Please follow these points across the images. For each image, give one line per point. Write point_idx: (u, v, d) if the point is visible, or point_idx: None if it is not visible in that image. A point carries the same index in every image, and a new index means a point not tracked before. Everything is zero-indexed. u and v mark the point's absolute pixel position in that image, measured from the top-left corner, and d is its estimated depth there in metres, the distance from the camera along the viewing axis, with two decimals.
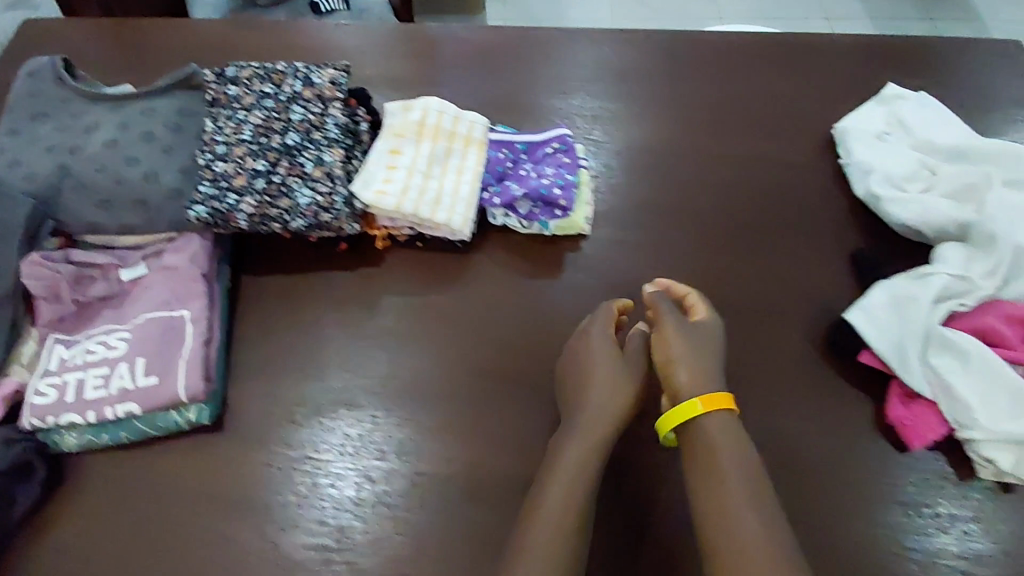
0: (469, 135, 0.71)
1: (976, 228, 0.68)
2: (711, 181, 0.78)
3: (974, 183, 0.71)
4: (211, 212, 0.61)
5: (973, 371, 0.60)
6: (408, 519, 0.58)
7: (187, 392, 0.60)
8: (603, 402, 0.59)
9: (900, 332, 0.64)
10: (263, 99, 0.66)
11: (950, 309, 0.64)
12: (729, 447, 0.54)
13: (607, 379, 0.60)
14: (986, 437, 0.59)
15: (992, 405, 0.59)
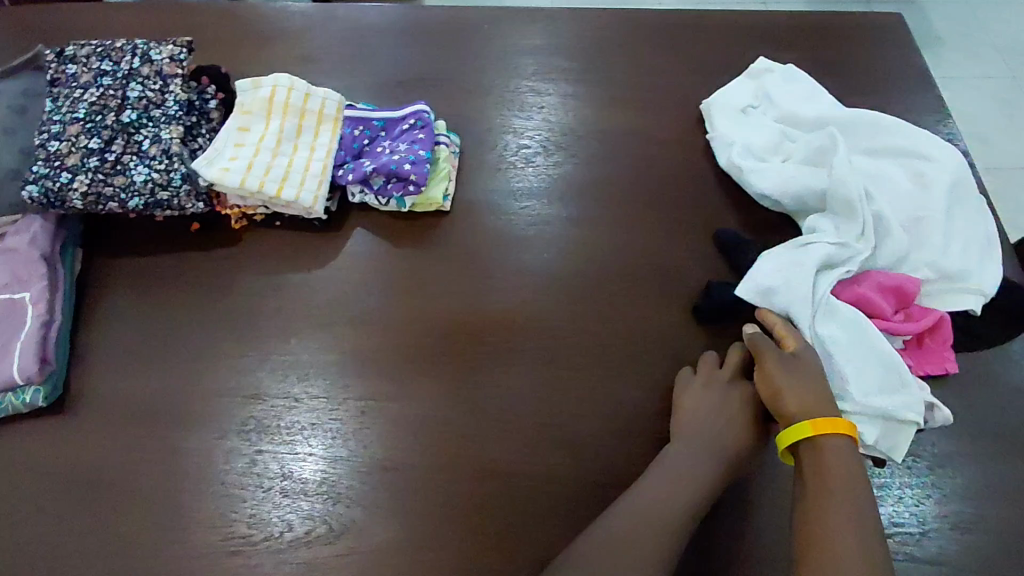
0: (322, 112, 0.71)
1: (831, 197, 0.68)
2: (581, 157, 0.78)
3: (824, 147, 0.71)
4: (44, 191, 0.61)
5: (852, 343, 0.61)
6: (344, 495, 0.59)
7: (22, 374, 0.59)
8: (723, 424, 0.60)
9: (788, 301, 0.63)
10: (100, 77, 0.65)
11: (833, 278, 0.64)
12: (854, 470, 0.53)
13: (728, 416, 0.60)
14: (857, 410, 0.60)
15: (864, 376, 0.61)
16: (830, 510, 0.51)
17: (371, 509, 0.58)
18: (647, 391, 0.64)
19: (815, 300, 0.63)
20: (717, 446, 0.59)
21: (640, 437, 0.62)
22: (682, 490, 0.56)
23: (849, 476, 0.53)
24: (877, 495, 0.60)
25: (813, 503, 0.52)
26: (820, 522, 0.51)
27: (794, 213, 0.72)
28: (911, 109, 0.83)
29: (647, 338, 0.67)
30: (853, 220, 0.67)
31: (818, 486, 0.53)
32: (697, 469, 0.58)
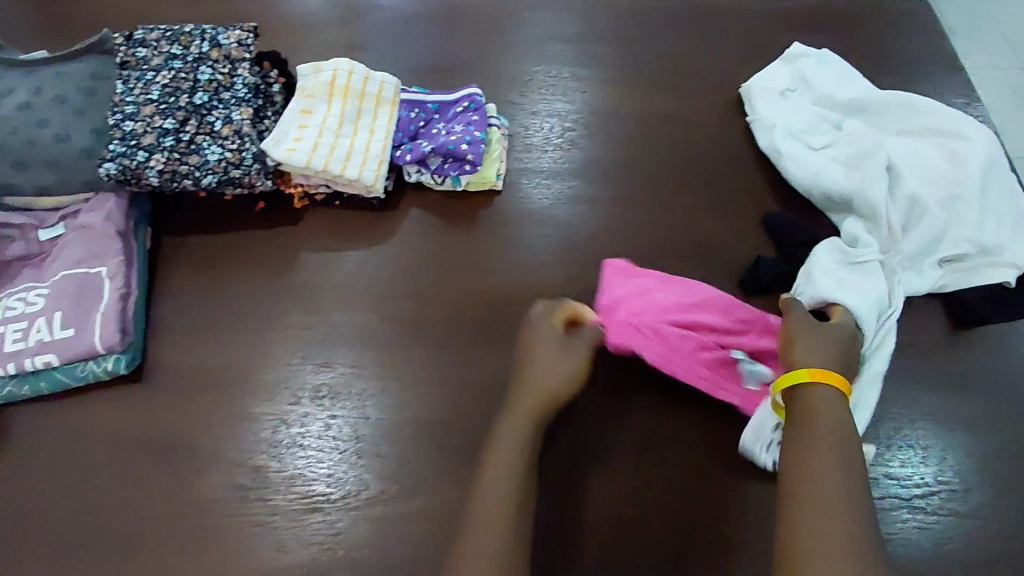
0: (380, 95, 0.73)
1: (856, 198, 0.70)
2: (623, 140, 0.81)
3: (865, 150, 0.73)
4: (122, 168, 0.64)
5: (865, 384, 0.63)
6: (357, 458, 0.61)
7: (104, 342, 0.62)
8: (548, 372, 0.60)
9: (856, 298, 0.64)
10: (171, 61, 0.67)
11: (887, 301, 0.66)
12: (840, 417, 0.53)
13: (568, 361, 0.61)
14: None
15: (851, 419, 0.62)
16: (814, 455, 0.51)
17: (439, 470, 0.61)
18: None
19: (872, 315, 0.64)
20: (526, 387, 0.60)
21: (695, 402, 0.64)
22: (516, 436, 0.57)
23: (838, 423, 0.52)
24: (918, 454, 0.63)
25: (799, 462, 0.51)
26: (802, 468, 0.50)
27: (824, 207, 0.74)
28: (941, 93, 0.86)
29: None
30: (878, 222, 0.69)
31: (804, 430, 0.53)
32: (515, 417, 0.58)
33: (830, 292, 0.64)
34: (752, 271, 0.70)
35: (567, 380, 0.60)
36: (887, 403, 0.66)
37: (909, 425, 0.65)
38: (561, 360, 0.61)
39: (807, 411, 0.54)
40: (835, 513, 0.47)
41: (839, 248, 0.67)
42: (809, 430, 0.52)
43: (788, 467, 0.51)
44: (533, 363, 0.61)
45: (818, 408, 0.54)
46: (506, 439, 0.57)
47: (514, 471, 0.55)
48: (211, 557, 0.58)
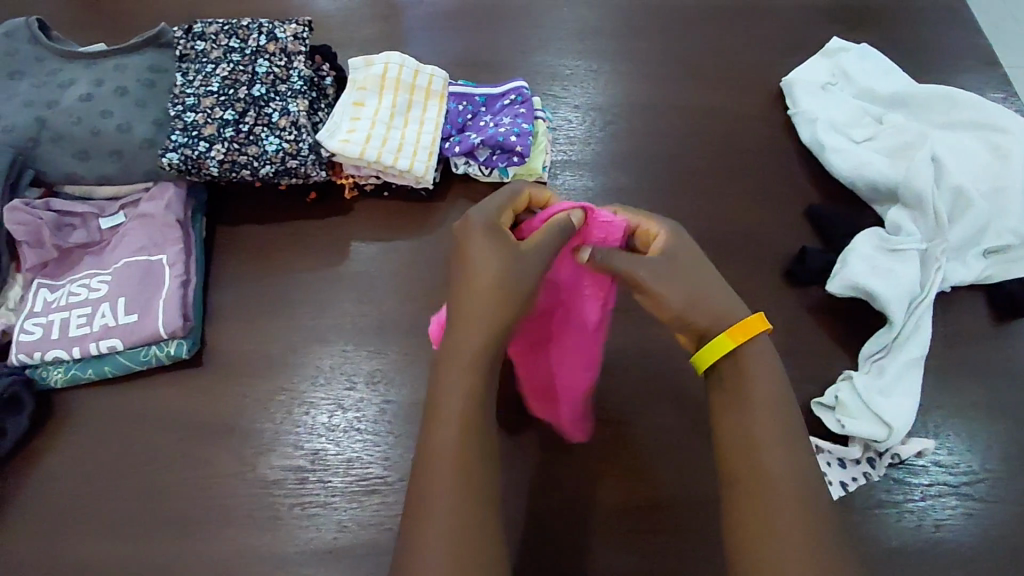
0: (430, 88, 0.75)
1: (902, 188, 0.71)
2: (665, 132, 0.81)
3: (910, 142, 0.74)
4: (184, 158, 0.66)
5: (909, 371, 0.63)
6: (376, 443, 0.62)
7: (166, 327, 0.64)
8: (478, 296, 0.50)
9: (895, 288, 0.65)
10: (229, 54, 0.69)
11: (930, 290, 0.66)
12: (771, 378, 0.51)
13: (510, 270, 0.51)
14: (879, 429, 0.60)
15: (897, 405, 0.61)
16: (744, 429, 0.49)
17: None
18: None
19: (911, 304, 0.65)
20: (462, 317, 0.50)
21: None
22: (471, 385, 0.48)
23: (766, 404, 0.49)
24: (966, 442, 0.64)
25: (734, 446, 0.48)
26: (740, 467, 0.48)
27: (867, 199, 0.75)
28: (981, 89, 0.86)
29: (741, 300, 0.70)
30: (924, 211, 0.69)
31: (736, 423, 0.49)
32: (461, 354, 0.49)
33: (867, 282, 0.65)
34: (798, 261, 0.71)
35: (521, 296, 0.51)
36: (937, 392, 0.66)
37: (959, 414, 0.65)
38: (506, 271, 0.51)
39: (736, 392, 0.50)
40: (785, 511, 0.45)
41: (878, 247, 0.67)
42: (737, 424, 0.49)
43: (731, 468, 0.48)
44: (478, 276, 0.51)
45: (745, 387, 0.50)
46: (449, 386, 0.48)
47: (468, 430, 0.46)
48: (270, 536, 0.59)
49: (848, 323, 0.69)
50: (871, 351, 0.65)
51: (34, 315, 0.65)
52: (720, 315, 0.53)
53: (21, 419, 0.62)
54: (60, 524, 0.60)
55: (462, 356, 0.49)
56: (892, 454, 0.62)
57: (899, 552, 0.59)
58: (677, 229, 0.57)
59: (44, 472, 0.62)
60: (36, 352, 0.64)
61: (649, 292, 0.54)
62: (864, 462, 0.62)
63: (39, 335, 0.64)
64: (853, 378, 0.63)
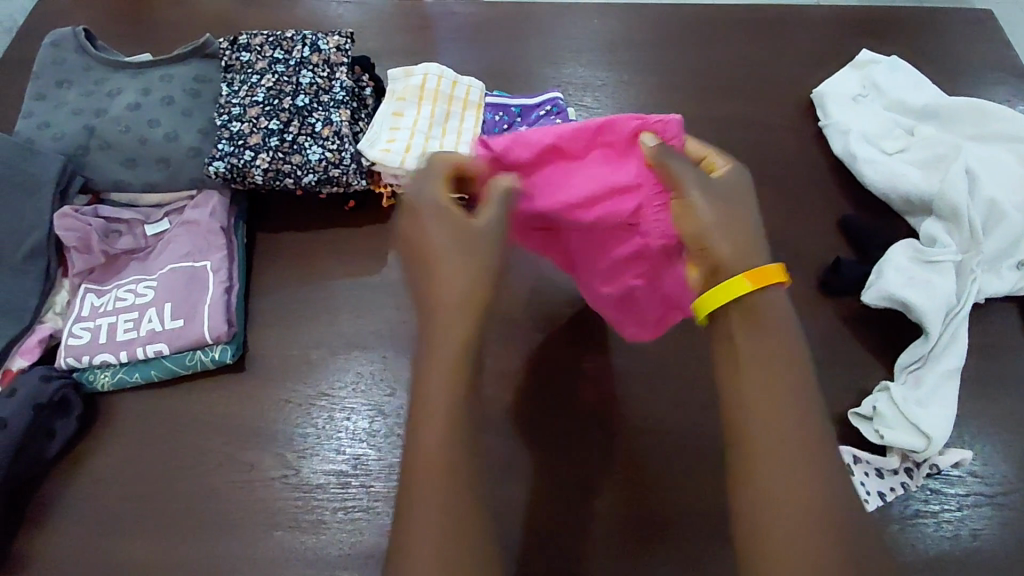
0: (467, 98, 0.76)
1: (937, 200, 0.71)
2: (697, 142, 0.82)
3: (943, 154, 0.75)
4: (230, 167, 0.67)
5: (946, 381, 0.63)
6: None
7: (211, 333, 0.65)
8: (452, 271, 0.48)
9: (931, 299, 0.65)
10: (274, 65, 0.71)
11: (966, 301, 0.66)
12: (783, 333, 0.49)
13: (454, 256, 0.49)
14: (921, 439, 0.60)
15: (936, 415, 0.62)
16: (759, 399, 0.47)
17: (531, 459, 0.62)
18: None
19: (947, 315, 0.65)
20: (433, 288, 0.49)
21: None
22: (451, 391, 0.45)
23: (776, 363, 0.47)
24: (1002, 454, 0.64)
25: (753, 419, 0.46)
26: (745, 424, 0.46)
27: (900, 210, 0.75)
28: (1012, 102, 0.86)
29: None
30: (959, 223, 0.70)
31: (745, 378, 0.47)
32: (448, 334, 0.47)
33: (903, 295, 0.65)
34: (833, 271, 0.71)
35: (466, 273, 0.48)
36: (972, 402, 0.66)
37: (995, 424, 0.65)
38: (461, 263, 0.48)
39: (743, 344, 0.48)
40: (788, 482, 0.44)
41: (913, 259, 0.68)
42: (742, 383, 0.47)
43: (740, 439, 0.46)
44: (444, 267, 0.49)
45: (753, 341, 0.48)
46: (432, 391, 0.46)
47: (453, 438, 0.45)
48: (314, 539, 0.60)
49: (883, 333, 0.69)
50: (908, 360, 0.65)
51: (82, 320, 0.67)
52: (736, 252, 0.50)
53: (70, 422, 0.64)
54: (106, 525, 0.61)
55: (439, 357, 0.46)
56: (930, 464, 0.62)
57: (938, 561, 0.59)
58: (743, 172, 0.54)
59: (90, 473, 0.63)
60: (84, 356, 0.65)
61: (682, 199, 0.51)
62: (901, 472, 0.62)
63: (87, 340, 0.66)
64: (891, 389, 0.63)
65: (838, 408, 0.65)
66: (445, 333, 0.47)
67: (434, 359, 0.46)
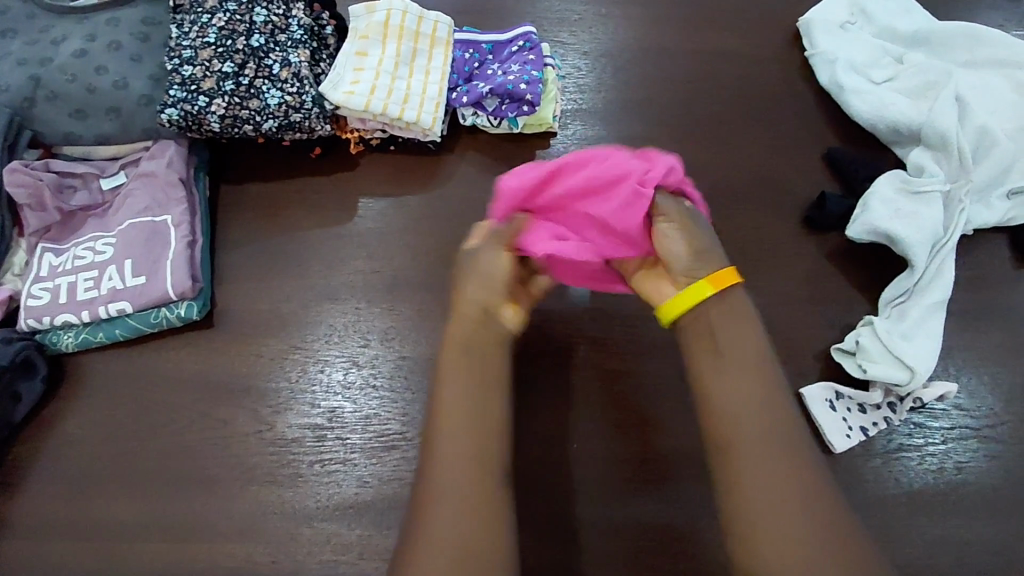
0: (434, 36, 0.72)
1: (925, 128, 0.69)
2: (680, 77, 0.78)
3: (933, 81, 0.72)
4: (184, 114, 0.64)
5: (930, 314, 0.62)
6: (395, 398, 0.62)
7: (175, 288, 0.63)
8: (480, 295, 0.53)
9: (918, 233, 0.63)
10: (225, 3, 0.67)
11: (957, 233, 0.64)
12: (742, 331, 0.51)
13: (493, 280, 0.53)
14: (909, 374, 0.59)
15: (921, 348, 0.60)
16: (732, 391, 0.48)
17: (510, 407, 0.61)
18: (767, 299, 0.66)
19: (933, 246, 0.63)
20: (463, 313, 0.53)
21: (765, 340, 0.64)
22: (464, 403, 0.48)
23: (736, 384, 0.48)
24: (987, 384, 0.63)
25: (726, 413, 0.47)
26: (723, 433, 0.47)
27: (887, 141, 0.73)
28: (1003, 23, 0.83)
29: (760, 248, 0.69)
30: (948, 152, 0.67)
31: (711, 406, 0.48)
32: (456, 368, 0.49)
33: (887, 229, 0.63)
34: (817, 207, 0.69)
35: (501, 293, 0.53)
36: (959, 333, 0.65)
37: (980, 354, 0.64)
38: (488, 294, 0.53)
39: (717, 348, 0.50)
40: (789, 507, 0.43)
41: (900, 190, 0.66)
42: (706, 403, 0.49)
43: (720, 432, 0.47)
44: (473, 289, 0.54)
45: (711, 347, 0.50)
46: (452, 394, 0.48)
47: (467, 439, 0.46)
48: (292, 493, 0.59)
49: (869, 268, 0.67)
50: (892, 295, 0.63)
51: (40, 280, 0.64)
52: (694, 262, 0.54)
53: (35, 384, 0.62)
54: (82, 487, 0.60)
55: (453, 358, 0.50)
56: (913, 397, 0.61)
57: (922, 493, 0.59)
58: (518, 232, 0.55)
59: (61, 436, 0.62)
60: (44, 317, 0.63)
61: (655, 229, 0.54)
62: (884, 406, 0.61)
63: (46, 300, 0.63)
64: (875, 324, 0.62)
65: (822, 346, 0.64)
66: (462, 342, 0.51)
67: (450, 374, 0.49)
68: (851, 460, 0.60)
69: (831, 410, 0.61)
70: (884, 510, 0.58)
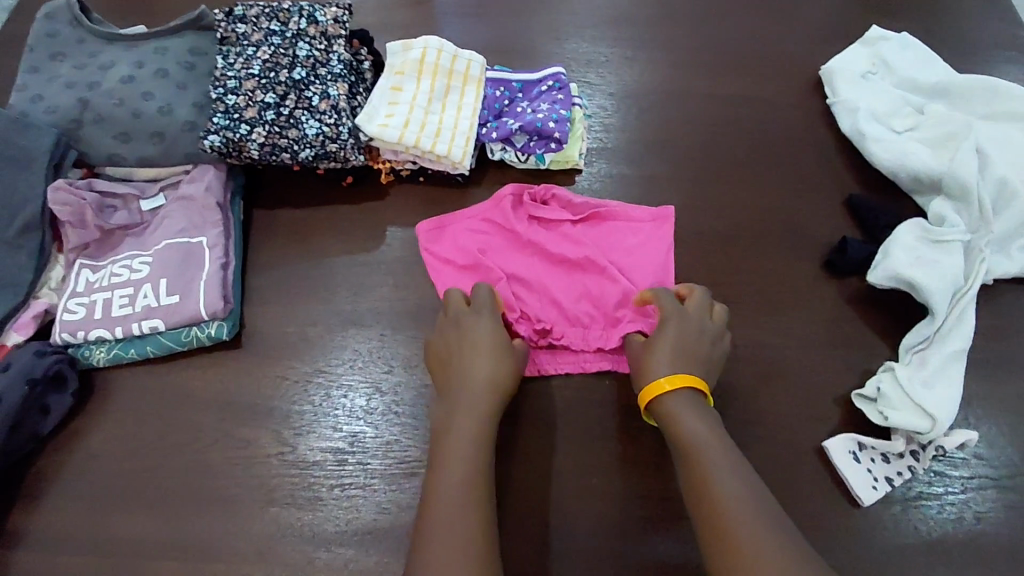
0: (467, 73, 0.75)
1: (946, 178, 0.70)
2: (702, 122, 0.80)
3: (954, 131, 0.73)
4: (225, 141, 0.66)
5: (951, 360, 0.62)
6: (415, 425, 0.62)
7: (207, 308, 0.64)
8: (481, 370, 0.57)
9: (941, 279, 0.64)
10: (270, 37, 0.70)
11: (978, 282, 0.65)
12: (699, 418, 0.54)
13: (494, 354, 0.58)
14: (932, 417, 0.59)
15: (941, 393, 0.60)
16: (688, 431, 0.53)
17: (528, 441, 0.62)
18: (787, 341, 0.67)
19: (954, 294, 0.64)
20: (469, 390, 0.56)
21: (785, 382, 0.65)
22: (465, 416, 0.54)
23: (727, 479, 0.50)
24: (1007, 435, 0.63)
25: (692, 450, 0.53)
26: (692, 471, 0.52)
27: (907, 189, 0.74)
28: None
29: (780, 290, 0.70)
30: (968, 202, 0.68)
31: (694, 465, 0.52)
32: (457, 449, 0.52)
33: (907, 274, 0.64)
34: (838, 251, 0.70)
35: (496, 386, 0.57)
36: (980, 384, 0.65)
37: (1001, 404, 0.64)
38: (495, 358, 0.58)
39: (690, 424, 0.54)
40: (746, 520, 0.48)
41: (922, 238, 0.67)
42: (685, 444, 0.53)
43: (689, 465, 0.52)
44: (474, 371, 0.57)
45: (683, 438, 0.53)
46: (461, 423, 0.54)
47: (478, 419, 0.54)
48: (310, 516, 0.59)
49: (890, 314, 0.68)
50: (913, 341, 0.64)
51: (77, 295, 0.66)
52: (678, 362, 0.57)
53: (64, 397, 0.63)
54: (105, 500, 0.61)
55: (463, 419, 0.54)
56: (935, 446, 0.60)
57: (941, 543, 0.58)
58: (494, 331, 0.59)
59: (84, 450, 0.63)
60: (79, 332, 0.64)
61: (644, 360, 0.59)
62: (906, 455, 0.61)
63: (81, 315, 0.65)
64: (895, 368, 0.62)
65: (843, 390, 0.64)
66: (482, 390, 0.56)
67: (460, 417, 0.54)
68: (869, 508, 0.60)
69: (854, 459, 0.61)
70: (903, 559, 0.58)
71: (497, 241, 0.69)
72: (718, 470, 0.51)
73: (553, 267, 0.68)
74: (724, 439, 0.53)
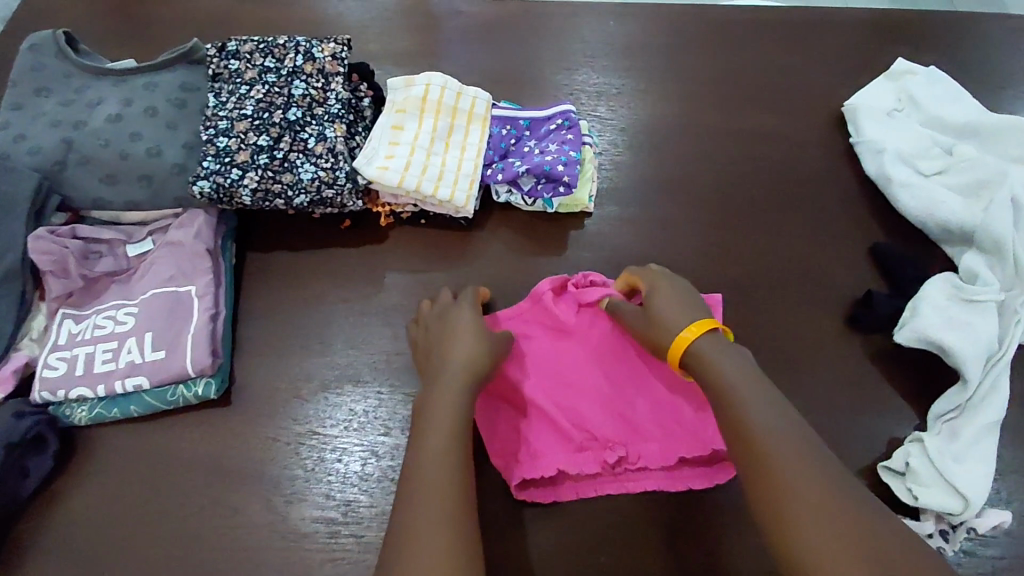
0: (472, 111, 0.71)
1: (979, 232, 0.66)
2: (719, 161, 0.76)
3: (989, 179, 0.69)
4: (215, 187, 0.63)
5: (983, 432, 0.58)
6: None
7: (194, 366, 0.61)
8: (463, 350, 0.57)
9: (973, 344, 0.60)
10: (265, 74, 0.67)
11: (1013, 345, 0.61)
12: (734, 355, 0.54)
13: (473, 338, 0.58)
14: (963, 495, 0.55)
15: (973, 469, 0.57)
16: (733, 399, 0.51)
17: (535, 512, 0.58)
18: (808, 403, 0.63)
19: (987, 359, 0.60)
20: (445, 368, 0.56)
21: None
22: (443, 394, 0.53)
23: (772, 428, 0.48)
24: None
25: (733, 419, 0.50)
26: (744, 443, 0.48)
27: (936, 239, 0.70)
28: None
29: (802, 347, 0.66)
30: (1003, 259, 0.64)
31: (745, 438, 0.48)
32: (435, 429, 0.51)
33: (937, 338, 0.60)
34: (862, 307, 0.66)
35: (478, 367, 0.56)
36: (1013, 454, 0.61)
37: None
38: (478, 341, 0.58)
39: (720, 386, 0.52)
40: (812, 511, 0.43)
41: (951, 297, 0.63)
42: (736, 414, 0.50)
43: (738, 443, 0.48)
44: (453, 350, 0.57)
45: (718, 382, 0.52)
46: (442, 400, 0.53)
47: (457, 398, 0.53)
48: None
49: (917, 376, 0.64)
50: (942, 409, 0.60)
51: (58, 349, 0.62)
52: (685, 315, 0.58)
53: (44, 460, 0.60)
54: (84, 571, 0.57)
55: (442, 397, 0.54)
56: (967, 527, 0.57)
57: None
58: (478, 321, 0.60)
59: (63, 516, 0.59)
60: (59, 390, 0.61)
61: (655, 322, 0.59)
62: (937, 536, 0.57)
63: (62, 372, 0.61)
64: (924, 441, 0.58)
65: (868, 460, 0.61)
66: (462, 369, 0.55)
67: (439, 397, 0.54)
68: None
69: None
70: None
71: (546, 346, 0.64)
72: (773, 433, 0.47)
73: (610, 380, 0.62)
74: (764, 384, 0.51)
